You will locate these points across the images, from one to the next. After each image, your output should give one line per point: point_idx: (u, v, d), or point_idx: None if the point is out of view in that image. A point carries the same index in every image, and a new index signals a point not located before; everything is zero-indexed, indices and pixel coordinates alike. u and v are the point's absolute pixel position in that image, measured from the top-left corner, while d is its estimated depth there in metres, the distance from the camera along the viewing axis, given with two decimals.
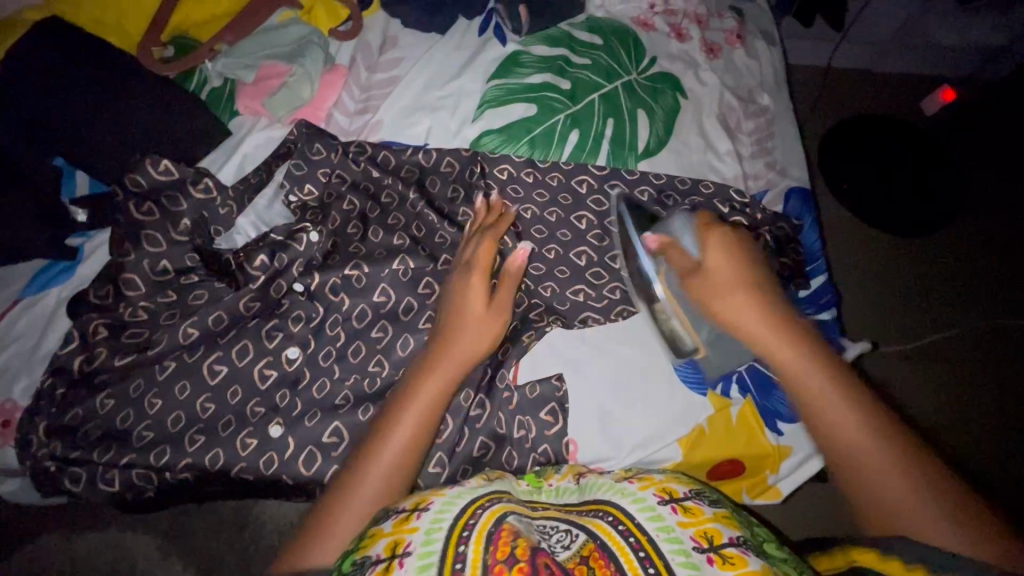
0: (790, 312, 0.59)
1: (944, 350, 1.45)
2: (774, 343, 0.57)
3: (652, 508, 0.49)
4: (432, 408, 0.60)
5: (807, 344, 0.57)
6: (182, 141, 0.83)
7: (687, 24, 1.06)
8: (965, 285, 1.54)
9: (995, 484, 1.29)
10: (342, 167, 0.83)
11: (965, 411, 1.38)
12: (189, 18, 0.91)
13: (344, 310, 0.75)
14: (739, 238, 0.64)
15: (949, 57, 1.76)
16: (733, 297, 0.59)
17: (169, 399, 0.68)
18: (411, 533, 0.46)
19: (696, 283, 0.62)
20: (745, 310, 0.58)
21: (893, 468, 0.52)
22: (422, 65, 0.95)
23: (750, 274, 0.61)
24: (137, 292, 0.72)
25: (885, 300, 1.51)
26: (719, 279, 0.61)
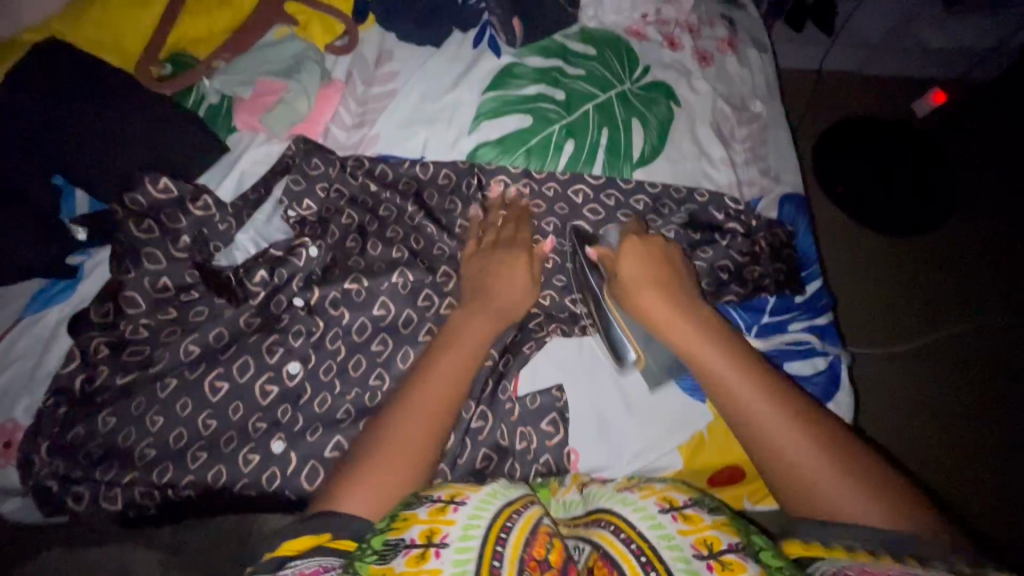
0: (702, 315, 0.71)
1: (937, 350, 1.47)
2: (690, 345, 0.69)
3: (653, 516, 0.51)
4: (450, 382, 0.66)
5: (716, 341, 0.68)
6: (180, 158, 0.83)
7: (679, 33, 1.07)
8: (958, 282, 1.56)
9: (985, 482, 1.33)
10: (340, 181, 0.84)
11: (959, 410, 1.40)
12: (186, 35, 0.92)
13: (344, 323, 0.75)
14: (659, 249, 0.77)
15: (938, 60, 1.79)
16: (652, 299, 0.72)
17: (171, 416, 0.69)
18: (447, 525, 0.49)
19: (625, 289, 0.74)
20: (662, 311, 0.71)
21: (805, 446, 0.60)
22: (418, 78, 0.96)
23: (667, 284, 0.73)
24: (137, 309, 0.73)
25: (880, 301, 1.52)
26: (643, 288, 0.73)
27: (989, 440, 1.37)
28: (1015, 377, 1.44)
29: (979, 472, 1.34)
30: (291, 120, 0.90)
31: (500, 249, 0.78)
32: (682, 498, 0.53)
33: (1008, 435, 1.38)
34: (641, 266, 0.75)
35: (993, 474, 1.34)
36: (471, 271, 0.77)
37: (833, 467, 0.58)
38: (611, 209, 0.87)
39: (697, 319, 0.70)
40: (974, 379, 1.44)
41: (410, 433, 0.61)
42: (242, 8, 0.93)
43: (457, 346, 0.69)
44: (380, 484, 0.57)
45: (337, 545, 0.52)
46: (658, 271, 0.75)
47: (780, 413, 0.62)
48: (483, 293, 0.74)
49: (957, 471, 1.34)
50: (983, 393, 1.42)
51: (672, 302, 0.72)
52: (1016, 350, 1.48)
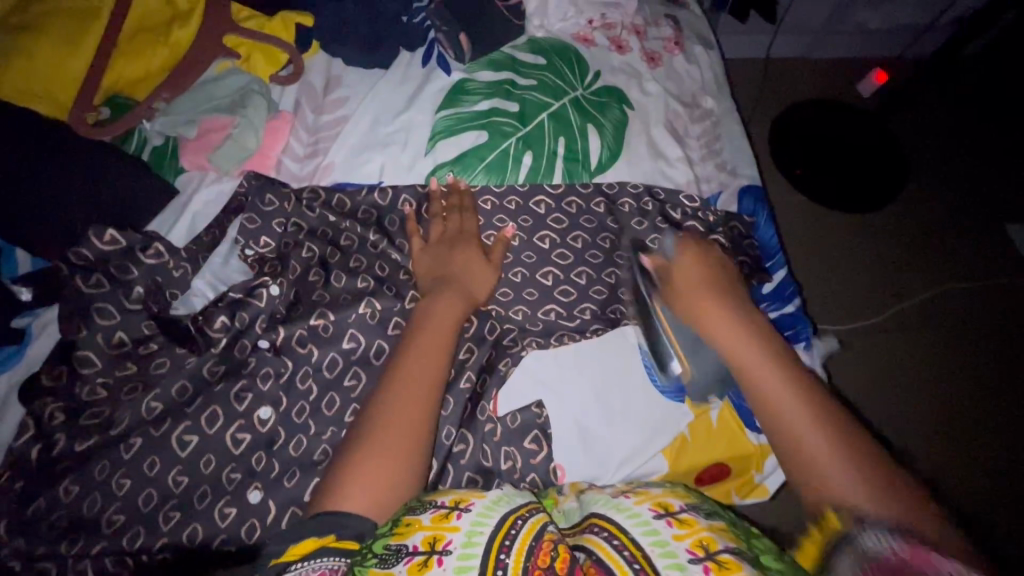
0: (749, 319, 0.70)
1: (906, 317, 1.52)
2: (727, 337, 0.68)
3: (648, 522, 0.51)
4: (428, 361, 0.69)
5: (754, 335, 0.68)
6: (127, 206, 0.80)
7: (625, 35, 1.08)
8: (919, 250, 1.61)
9: (959, 437, 1.37)
10: (297, 215, 0.82)
11: (932, 372, 1.44)
12: (123, 77, 0.88)
13: (313, 361, 0.73)
14: (709, 253, 0.77)
15: (876, 39, 1.85)
16: (705, 301, 0.72)
17: (138, 477, 0.65)
18: (452, 531, 0.50)
19: (676, 293, 0.74)
20: (714, 315, 0.70)
21: (835, 438, 0.59)
22: (370, 104, 0.94)
23: (713, 285, 0.74)
24: (93, 369, 0.69)
25: (849, 274, 1.57)
26: (693, 286, 0.73)
27: (968, 407, 1.41)
28: (981, 342, 1.50)
29: (967, 442, 1.37)
30: (240, 156, 0.88)
31: (456, 244, 0.81)
32: (677, 504, 0.53)
33: (974, 393, 1.43)
34: (693, 264, 0.76)
35: (975, 435, 1.37)
36: (438, 284, 0.77)
37: (866, 470, 0.56)
38: (573, 218, 0.87)
39: (739, 319, 0.70)
40: (943, 347, 1.48)
41: (402, 412, 0.64)
42: (180, 45, 0.90)
43: (430, 331, 0.71)
44: (378, 476, 0.59)
45: (341, 545, 0.53)
46: (711, 278, 0.74)
47: (810, 409, 0.61)
48: (450, 281, 0.77)
49: (948, 443, 1.36)
50: (954, 360, 1.47)
51: (718, 300, 0.71)
52: (978, 314, 1.54)
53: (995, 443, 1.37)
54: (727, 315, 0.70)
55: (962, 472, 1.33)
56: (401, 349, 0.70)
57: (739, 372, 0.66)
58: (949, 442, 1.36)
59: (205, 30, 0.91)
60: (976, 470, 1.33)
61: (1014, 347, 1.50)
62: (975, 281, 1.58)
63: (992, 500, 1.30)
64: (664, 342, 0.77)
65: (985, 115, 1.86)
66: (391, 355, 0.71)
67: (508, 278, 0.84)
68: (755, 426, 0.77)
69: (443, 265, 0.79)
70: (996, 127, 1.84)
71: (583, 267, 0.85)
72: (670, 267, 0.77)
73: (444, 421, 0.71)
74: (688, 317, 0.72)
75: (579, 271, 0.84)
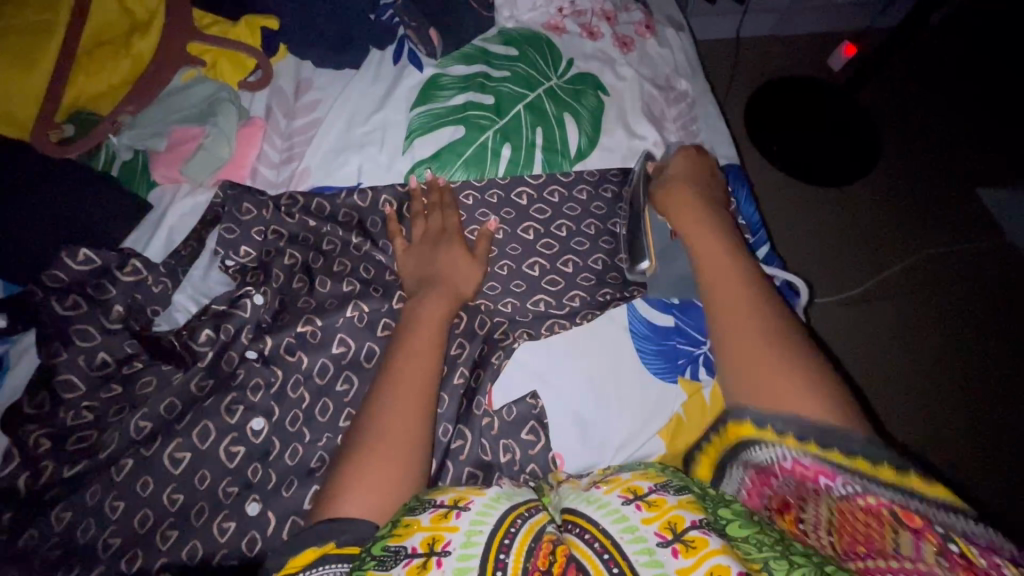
0: (729, 231, 0.75)
1: (887, 285, 1.54)
2: (703, 232, 0.75)
3: (617, 510, 0.52)
4: (424, 364, 0.68)
5: (732, 248, 0.73)
6: (99, 223, 0.78)
7: (596, 22, 1.08)
8: (897, 219, 1.64)
9: (947, 401, 1.40)
10: (276, 222, 0.81)
11: (916, 339, 1.47)
12: (86, 91, 0.86)
13: (303, 368, 0.73)
14: (709, 172, 0.83)
15: (841, 14, 1.87)
16: (687, 206, 0.78)
17: (132, 499, 0.64)
18: (450, 531, 0.50)
19: (661, 191, 0.81)
20: (694, 218, 0.76)
21: (767, 331, 0.63)
22: (343, 105, 0.93)
23: (700, 195, 0.79)
24: (76, 393, 0.68)
25: (831, 244, 1.59)
26: (678, 182, 0.80)
27: (960, 373, 1.44)
28: (960, 306, 1.53)
29: (962, 409, 1.40)
30: (214, 166, 0.85)
31: (440, 242, 0.80)
32: (647, 485, 0.54)
33: (959, 357, 1.46)
34: (689, 173, 0.82)
35: (963, 400, 1.41)
36: (422, 288, 0.76)
37: (780, 355, 0.61)
38: (556, 207, 0.87)
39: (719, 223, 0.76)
40: (928, 315, 1.51)
41: (397, 417, 0.64)
42: (142, 57, 0.88)
43: (421, 333, 0.71)
44: (378, 476, 0.59)
45: (343, 550, 0.52)
46: (700, 189, 0.80)
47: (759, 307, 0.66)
48: (436, 279, 0.77)
49: (942, 411, 1.39)
50: (939, 326, 1.50)
51: (702, 205, 0.77)
52: (957, 279, 1.57)
53: (987, 405, 1.41)
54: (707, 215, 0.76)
55: (958, 440, 1.36)
56: (391, 355, 0.70)
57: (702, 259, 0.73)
58: (938, 408, 1.39)
59: (166, 37, 0.88)
60: (973, 437, 1.37)
61: (994, 309, 1.54)
62: (953, 247, 1.61)
63: (991, 464, 1.34)
64: (642, 237, 0.83)
65: (951, 82, 1.89)
66: (383, 360, 0.70)
67: (494, 271, 0.83)
68: None
69: (429, 260, 0.79)
70: (963, 94, 1.87)
71: (569, 255, 0.85)
72: (665, 172, 0.83)
73: (441, 419, 0.71)
74: (669, 211, 0.79)
75: (565, 260, 0.84)
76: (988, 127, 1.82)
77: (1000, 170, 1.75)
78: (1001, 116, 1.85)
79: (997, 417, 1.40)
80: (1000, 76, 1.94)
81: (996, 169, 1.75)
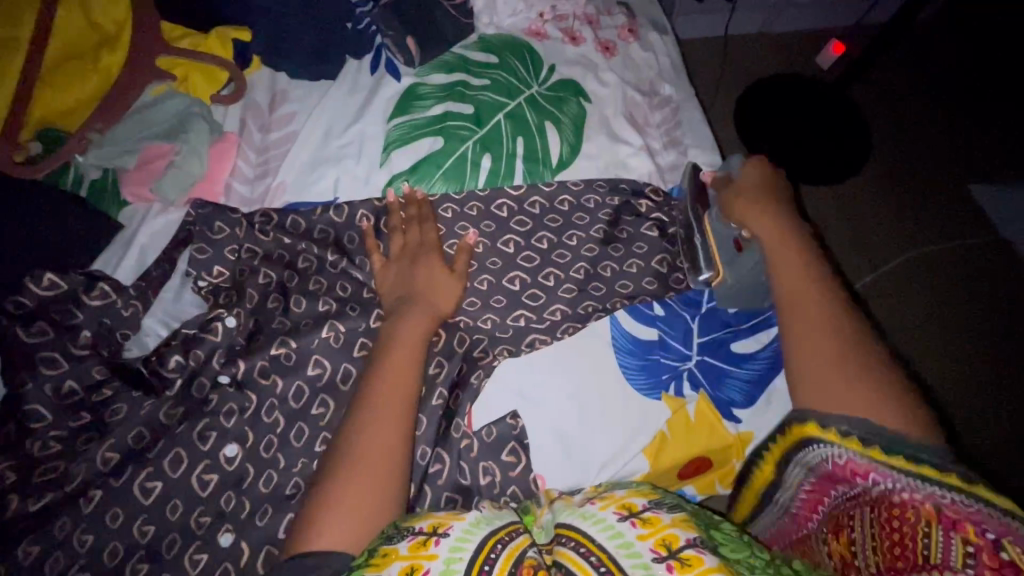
0: (798, 235, 0.77)
1: (891, 283, 1.54)
2: (773, 238, 0.76)
3: (612, 526, 0.51)
4: (400, 389, 0.66)
5: (806, 257, 0.75)
6: (67, 245, 0.76)
7: (578, 26, 1.06)
8: (895, 213, 1.63)
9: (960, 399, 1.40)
10: (251, 241, 0.79)
11: (924, 336, 1.47)
12: (53, 108, 0.83)
13: (278, 392, 0.71)
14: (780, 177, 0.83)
15: (830, 10, 1.86)
16: (759, 208, 0.78)
17: (100, 531, 0.62)
18: (429, 559, 0.49)
19: (729, 193, 0.81)
20: (764, 221, 0.77)
21: (846, 349, 0.65)
22: (320, 116, 0.91)
23: (769, 200, 0.80)
24: (43, 422, 0.66)
25: (831, 243, 1.58)
26: (749, 195, 0.80)
27: (972, 367, 1.44)
28: (964, 300, 1.53)
29: (959, 407, 1.39)
30: (186, 183, 0.84)
31: (417, 258, 0.79)
32: (641, 503, 0.54)
33: (970, 350, 1.46)
34: (756, 179, 0.82)
35: (978, 394, 1.41)
36: (399, 306, 0.75)
37: (858, 371, 0.63)
38: (537, 218, 0.86)
39: (790, 231, 0.77)
40: (928, 308, 1.51)
41: (372, 444, 0.62)
42: (111, 70, 0.85)
43: (397, 354, 0.69)
44: (349, 505, 0.58)
45: None
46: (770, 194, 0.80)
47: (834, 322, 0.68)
48: (414, 298, 0.75)
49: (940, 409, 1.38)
50: (945, 322, 1.49)
51: (772, 212, 0.78)
52: (959, 272, 1.57)
53: (985, 404, 1.39)
54: (780, 223, 0.77)
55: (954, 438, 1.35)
56: (368, 378, 0.68)
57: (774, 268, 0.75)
58: (950, 405, 1.39)
59: (136, 50, 0.86)
60: (970, 435, 1.35)
61: (994, 308, 1.52)
62: (950, 243, 1.61)
63: (989, 464, 1.32)
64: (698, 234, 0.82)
65: (940, 78, 1.88)
66: (360, 383, 0.68)
67: (474, 286, 0.81)
68: (733, 415, 0.78)
69: (406, 275, 0.77)
70: (950, 87, 1.86)
71: (552, 268, 0.83)
72: (731, 179, 0.83)
73: (418, 442, 0.70)
74: (735, 215, 0.79)
75: (546, 273, 0.83)
76: (977, 122, 1.81)
77: (991, 167, 1.74)
78: (988, 111, 1.84)
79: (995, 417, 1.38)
80: (988, 71, 1.93)
81: (986, 165, 1.74)
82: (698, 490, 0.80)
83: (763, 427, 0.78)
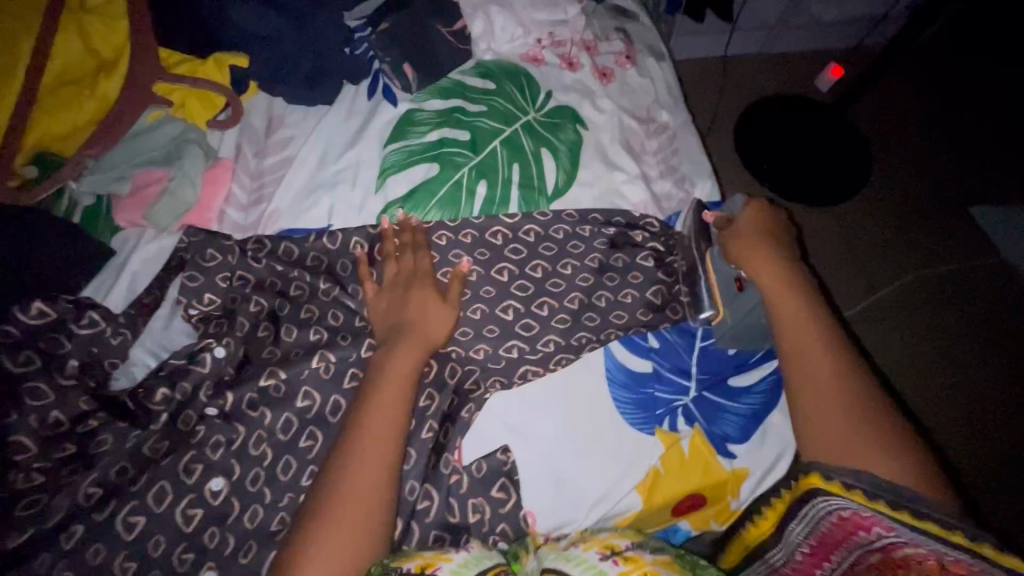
0: (799, 278, 0.77)
1: (895, 299, 1.54)
2: (778, 292, 0.75)
3: (595, 565, 0.53)
4: (390, 421, 0.65)
5: (809, 303, 0.75)
6: (57, 272, 0.76)
7: (576, 52, 1.06)
8: (899, 229, 1.64)
9: (966, 413, 1.39)
10: (242, 268, 0.78)
11: (930, 351, 1.47)
12: (49, 132, 0.83)
13: (266, 424, 0.70)
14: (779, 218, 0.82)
15: (830, 32, 1.87)
16: (760, 253, 0.77)
17: (80, 568, 0.61)
18: None
19: (729, 240, 0.80)
20: (767, 267, 0.76)
21: (852, 403, 0.67)
22: (315, 142, 0.91)
23: (772, 242, 0.79)
24: (26, 455, 0.64)
25: (834, 260, 1.58)
26: (751, 240, 0.78)
27: (977, 381, 1.43)
28: (968, 313, 1.53)
29: (962, 432, 1.36)
30: (180, 210, 0.84)
31: (410, 286, 0.78)
32: (624, 544, 0.57)
33: (975, 364, 1.46)
34: (758, 221, 0.80)
35: (986, 408, 1.40)
36: (390, 334, 0.74)
37: (866, 427, 0.65)
38: (532, 246, 0.85)
39: (792, 275, 0.76)
40: (933, 323, 1.51)
41: (359, 478, 0.61)
42: (107, 96, 0.85)
43: (388, 382, 0.68)
44: (333, 544, 0.57)
45: None
46: (770, 237, 0.79)
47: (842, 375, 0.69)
48: (405, 327, 0.74)
49: (943, 434, 1.36)
50: (951, 337, 1.49)
51: (775, 256, 0.77)
52: (963, 288, 1.57)
53: (989, 429, 1.37)
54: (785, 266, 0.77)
55: (958, 464, 1.32)
56: (359, 407, 0.67)
57: (778, 320, 0.75)
58: (956, 421, 1.38)
59: (132, 75, 0.86)
60: (975, 461, 1.33)
61: (990, 329, 1.51)
62: (945, 265, 1.60)
63: (991, 490, 1.30)
64: (704, 284, 0.82)
65: (942, 100, 1.88)
66: (352, 411, 0.67)
67: (467, 316, 0.80)
68: (727, 451, 0.77)
69: (398, 302, 0.77)
70: (949, 109, 1.86)
71: (545, 298, 0.82)
72: (734, 222, 0.82)
73: (406, 476, 0.69)
74: (739, 261, 0.78)
75: (541, 303, 0.82)
76: (975, 144, 1.81)
77: (992, 190, 1.73)
78: (987, 133, 1.84)
79: (998, 441, 1.36)
80: (989, 93, 1.93)
81: (987, 188, 1.73)
82: (693, 527, 0.76)
83: (759, 464, 0.77)
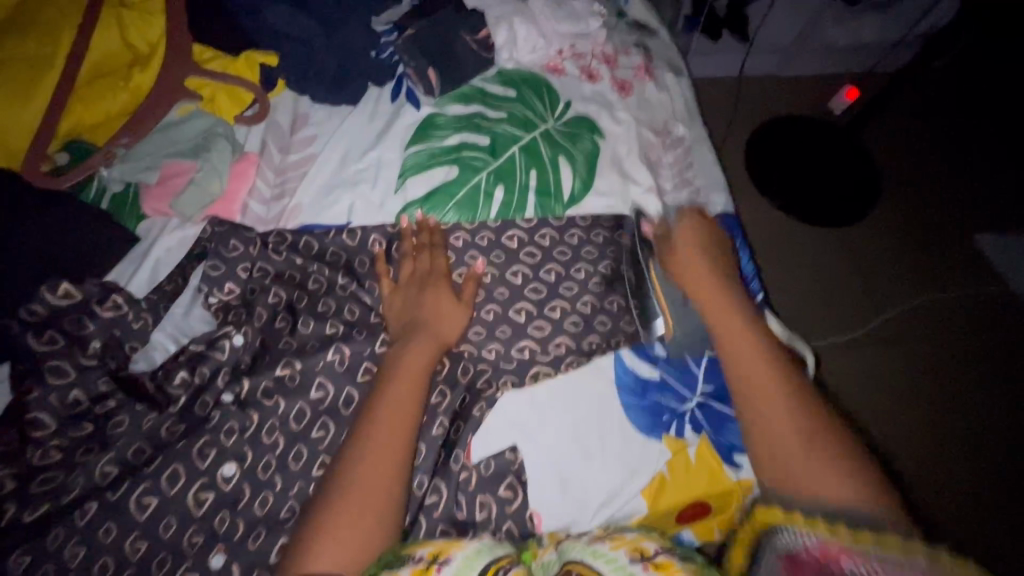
0: (734, 294, 0.79)
1: (901, 326, 1.53)
2: (714, 305, 0.78)
3: (625, 568, 0.54)
4: (400, 420, 0.66)
5: (743, 313, 0.77)
6: (85, 258, 0.78)
7: (596, 65, 1.08)
8: (907, 256, 1.64)
9: (968, 443, 1.38)
10: (263, 260, 0.80)
11: (938, 379, 1.46)
12: (82, 121, 0.86)
13: (280, 413, 0.71)
14: (715, 232, 0.86)
15: (845, 57, 1.89)
16: (693, 267, 0.81)
17: (93, 545, 0.62)
18: None
19: (666, 251, 0.85)
20: (698, 278, 0.80)
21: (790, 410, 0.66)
22: (339, 142, 0.94)
23: (703, 252, 0.83)
24: (45, 431, 0.66)
25: (839, 282, 1.58)
26: (686, 251, 0.83)
27: (979, 412, 1.43)
28: (975, 342, 1.52)
29: (961, 454, 1.37)
30: (204, 201, 0.86)
31: (426, 286, 0.79)
32: (653, 548, 0.57)
33: (979, 393, 1.45)
34: (693, 234, 0.85)
35: (989, 439, 1.39)
36: (402, 334, 0.75)
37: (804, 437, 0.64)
38: (547, 250, 0.87)
39: (727, 290, 0.79)
40: (938, 350, 1.50)
41: (369, 474, 0.61)
42: (141, 88, 0.88)
43: (401, 380, 0.69)
44: (349, 531, 0.58)
45: None
46: (702, 245, 0.83)
47: (783, 392, 0.68)
48: (419, 326, 0.75)
49: (939, 452, 1.37)
50: (956, 365, 1.49)
51: (707, 271, 0.81)
52: (969, 317, 1.56)
53: (988, 454, 1.37)
54: (743, 322, 0.75)
55: (957, 488, 1.33)
56: (370, 404, 0.68)
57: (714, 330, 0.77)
58: (960, 450, 1.37)
59: (164, 72, 0.89)
60: (976, 487, 1.33)
61: (995, 359, 1.51)
62: (956, 292, 1.60)
63: (987, 514, 1.30)
64: (652, 301, 0.84)
65: (954, 127, 1.90)
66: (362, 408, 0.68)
67: (480, 316, 0.82)
68: (735, 461, 0.76)
69: (413, 300, 0.78)
70: (961, 137, 1.88)
71: (558, 301, 0.83)
72: (671, 236, 0.86)
73: (416, 470, 0.69)
74: (675, 271, 0.83)
75: (553, 306, 0.83)
76: (988, 175, 1.82)
77: (1003, 219, 1.74)
78: (998, 162, 1.85)
79: (1000, 470, 1.36)
80: (1002, 122, 1.94)
81: (998, 216, 1.74)
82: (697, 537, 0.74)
83: None
